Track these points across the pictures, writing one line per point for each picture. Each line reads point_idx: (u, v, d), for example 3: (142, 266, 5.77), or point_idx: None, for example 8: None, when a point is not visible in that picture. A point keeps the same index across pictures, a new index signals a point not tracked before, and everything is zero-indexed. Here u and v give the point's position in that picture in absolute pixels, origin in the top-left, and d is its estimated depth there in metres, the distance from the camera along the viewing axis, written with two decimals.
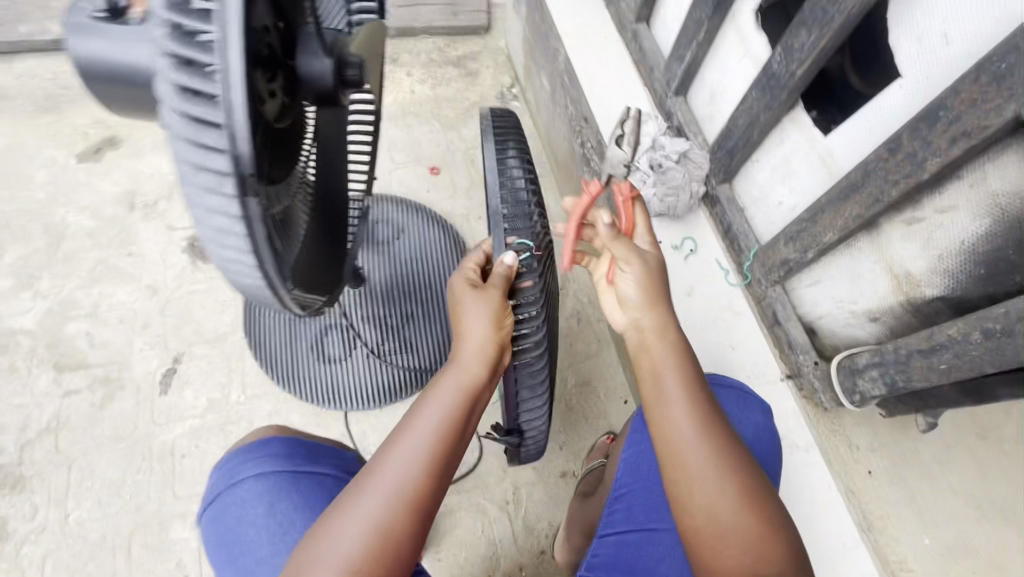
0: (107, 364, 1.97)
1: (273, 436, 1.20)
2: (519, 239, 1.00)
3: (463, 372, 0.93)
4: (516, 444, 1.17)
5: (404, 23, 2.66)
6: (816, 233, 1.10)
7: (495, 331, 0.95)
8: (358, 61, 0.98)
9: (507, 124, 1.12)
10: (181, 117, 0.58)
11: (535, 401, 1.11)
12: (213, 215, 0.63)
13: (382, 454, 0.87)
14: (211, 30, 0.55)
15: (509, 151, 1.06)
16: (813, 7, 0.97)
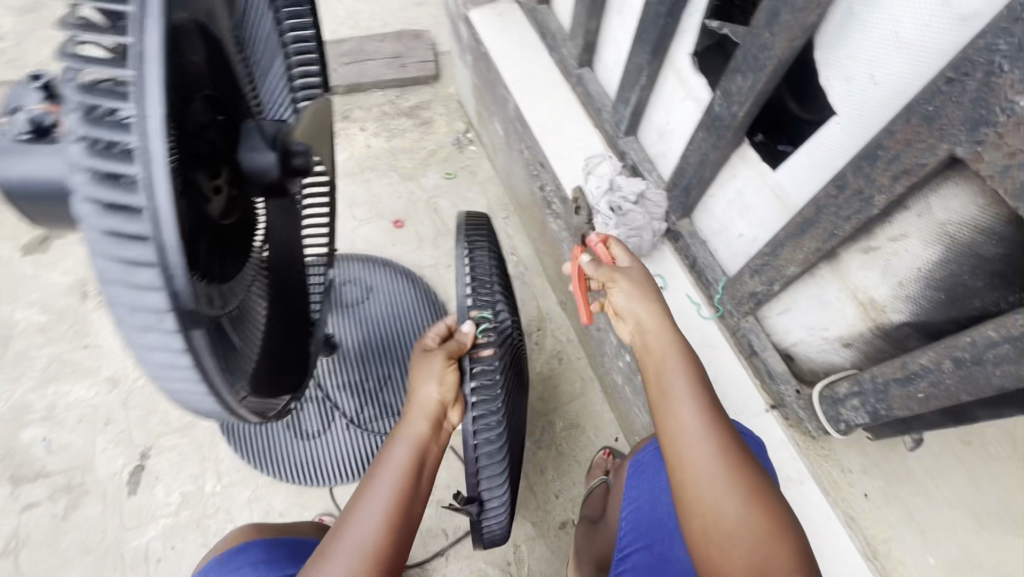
0: (69, 469, 1.86)
1: (250, 542, 1.22)
2: (480, 312, 1.18)
3: (409, 434, 1.07)
4: (475, 514, 1.14)
5: (353, 79, 2.67)
6: (779, 267, 1.11)
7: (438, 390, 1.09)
8: (304, 149, 0.96)
9: (478, 224, 1.35)
10: (106, 255, 0.52)
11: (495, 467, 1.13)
12: (146, 338, 0.58)
13: (345, 515, 0.99)
14: (133, 169, 0.50)
15: (478, 243, 1.28)
16: (744, 55, 0.99)
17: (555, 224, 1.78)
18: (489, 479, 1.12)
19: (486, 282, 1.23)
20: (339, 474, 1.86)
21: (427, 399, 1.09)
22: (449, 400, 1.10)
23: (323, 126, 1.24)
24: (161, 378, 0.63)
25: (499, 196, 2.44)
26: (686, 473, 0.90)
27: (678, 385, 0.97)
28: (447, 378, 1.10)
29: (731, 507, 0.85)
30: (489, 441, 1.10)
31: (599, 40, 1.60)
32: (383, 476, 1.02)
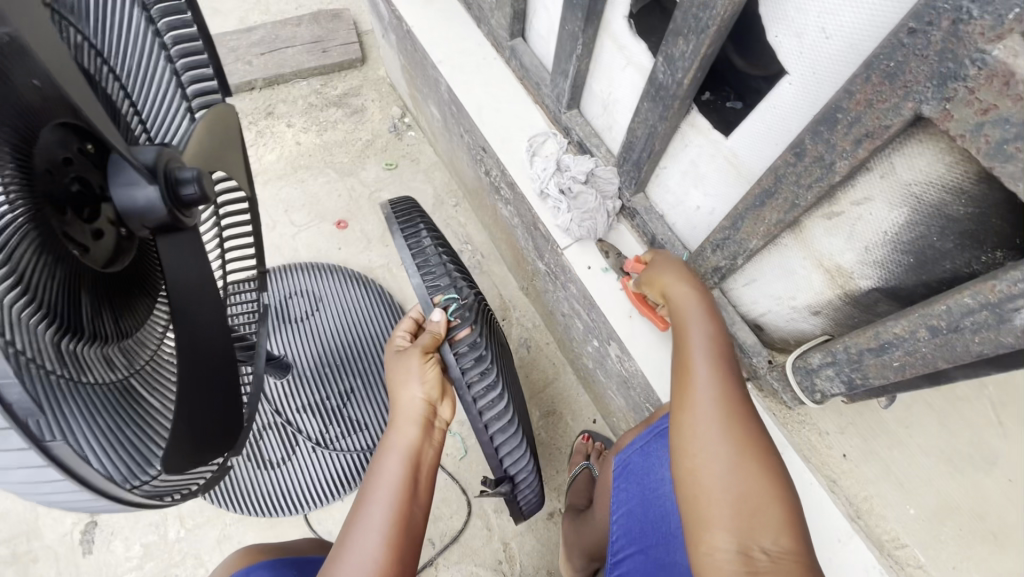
0: (11, 538, 1.69)
1: (255, 565, 1.11)
2: (445, 295, 1.07)
3: (403, 438, 1.01)
4: (510, 491, 1.18)
5: (271, 71, 2.44)
6: (741, 240, 1.05)
7: (423, 394, 1.03)
8: (195, 174, 0.82)
9: (407, 208, 1.23)
10: None
11: (513, 441, 1.14)
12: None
13: (349, 525, 0.96)
14: None
15: (420, 230, 1.16)
16: (684, 16, 0.90)
17: (506, 210, 1.68)
18: (511, 456, 1.15)
19: (435, 262, 1.11)
20: (310, 499, 1.75)
21: (412, 401, 1.03)
22: (436, 399, 1.05)
23: (228, 137, 1.09)
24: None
25: (445, 182, 2.31)
26: (693, 434, 0.92)
27: (695, 354, 0.99)
28: (428, 375, 1.04)
29: (729, 466, 0.88)
30: (500, 427, 1.10)
31: (529, 7, 1.47)
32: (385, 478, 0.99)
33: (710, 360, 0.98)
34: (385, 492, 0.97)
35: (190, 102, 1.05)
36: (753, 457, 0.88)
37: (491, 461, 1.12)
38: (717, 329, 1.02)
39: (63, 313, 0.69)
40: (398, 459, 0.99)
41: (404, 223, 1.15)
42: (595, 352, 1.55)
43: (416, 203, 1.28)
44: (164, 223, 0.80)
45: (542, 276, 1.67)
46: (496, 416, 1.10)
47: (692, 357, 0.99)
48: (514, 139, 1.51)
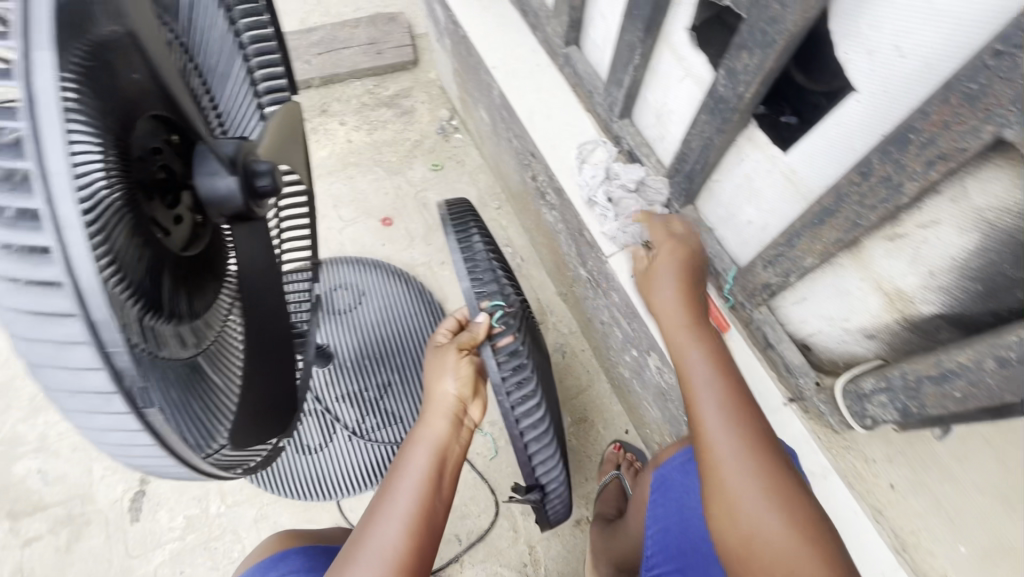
0: (68, 500, 1.80)
1: (290, 549, 1.13)
2: (491, 301, 1.09)
3: (430, 432, 1.02)
4: (539, 500, 1.19)
5: (328, 70, 2.53)
6: (795, 258, 1.04)
7: (457, 391, 1.05)
8: (268, 168, 0.87)
9: (461, 212, 1.26)
10: (30, 329, 0.46)
11: (546, 450, 1.15)
12: (92, 414, 0.52)
13: (372, 513, 0.96)
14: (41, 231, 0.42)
15: (472, 233, 1.19)
16: (751, 29, 0.90)
17: (551, 216, 1.70)
18: (544, 465, 1.16)
19: (485, 268, 1.13)
20: (344, 486, 1.81)
21: (445, 395, 1.05)
22: (467, 396, 1.07)
23: (293, 132, 1.15)
24: (119, 454, 0.57)
25: (489, 185, 2.34)
26: (718, 465, 0.89)
27: (705, 375, 0.96)
28: (462, 371, 1.06)
29: (757, 495, 0.85)
30: (538, 436, 1.12)
31: (586, 16, 1.48)
32: (410, 469, 0.98)
33: (718, 380, 0.95)
34: (411, 481, 0.97)
35: (260, 98, 1.12)
36: (777, 486, 0.85)
37: (524, 468, 1.14)
38: (716, 348, 1.00)
39: (145, 292, 0.72)
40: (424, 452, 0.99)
41: (456, 227, 1.18)
42: (633, 361, 1.54)
43: (471, 207, 1.31)
44: (239, 212, 0.84)
45: (583, 283, 1.68)
46: (533, 424, 1.11)
47: (699, 375, 0.97)
48: (564, 146, 1.52)
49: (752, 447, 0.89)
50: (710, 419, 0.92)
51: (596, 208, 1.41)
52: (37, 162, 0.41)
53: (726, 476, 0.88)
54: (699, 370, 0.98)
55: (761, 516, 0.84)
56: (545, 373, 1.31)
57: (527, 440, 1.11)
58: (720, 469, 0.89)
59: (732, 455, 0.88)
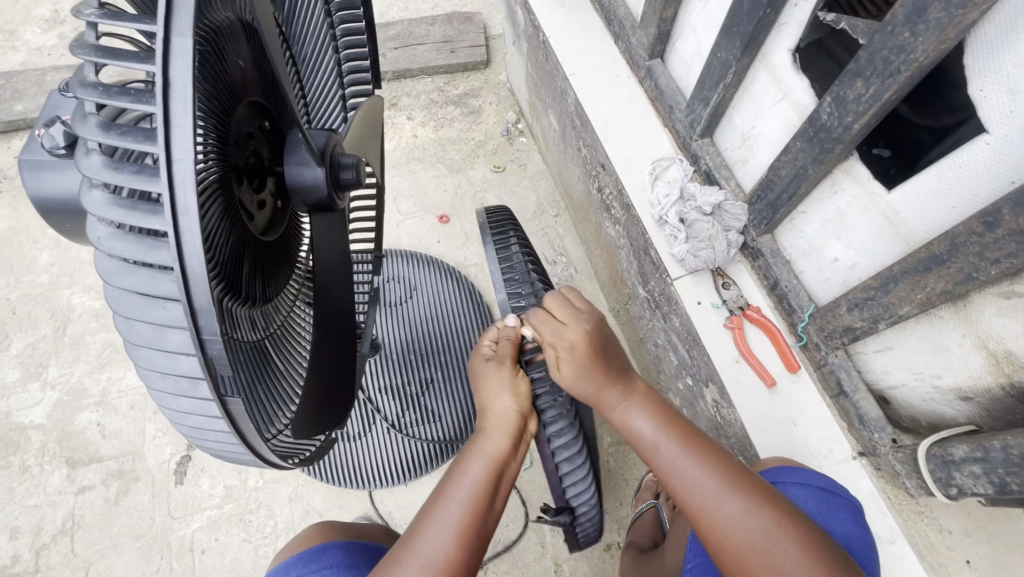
0: (121, 455, 1.89)
1: (330, 543, 1.12)
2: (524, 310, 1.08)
3: (490, 445, 0.98)
4: (569, 524, 1.12)
5: (401, 65, 2.57)
6: (888, 304, 0.96)
7: (515, 402, 1.01)
8: (353, 160, 0.88)
9: (501, 219, 1.20)
10: (134, 309, 0.47)
11: (580, 471, 1.09)
12: (179, 396, 0.53)
13: (423, 516, 0.93)
14: (160, 220, 0.44)
15: (511, 242, 1.13)
16: (871, 56, 0.85)
17: (613, 230, 1.65)
18: (575, 486, 1.09)
19: (522, 279, 1.09)
20: (378, 477, 1.82)
21: (504, 409, 1.00)
22: (526, 410, 1.02)
23: (374, 126, 1.16)
24: (196, 438, 0.58)
25: (549, 191, 2.32)
26: (703, 510, 0.92)
27: (654, 432, 1.00)
28: (519, 387, 1.03)
29: (754, 526, 0.88)
30: (569, 455, 1.08)
31: (675, 29, 1.44)
32: (466, 481, 0.96)
33: (669, 431, 1.00)
34: (467, 492, 0.94)
35: (343, 89, 1.15)
36: (770, 513, 0.89)
37: (554, 488, 1.09)
38: (654, 405, 1.04)
39: (228, 273, 0.74)
40: (481, 462, 0.97)
41: (494, 234, 1.13)
42: (687, 390, 1.48)
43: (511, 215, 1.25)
44: (320, 201, 0.84)
45: (640, 302, 1.63)
46: (564, 442, 1.08)
47: (662, 450, 0.98)
48: (636, 161, 1.48)
49: (728, 482, 0.93)
50: (676, 468, 0.96)
51: (666, 228, 1.36)
52: (164, 148, 0.43)
53: (714, 520, 0.91)
54: (647, 428, 1.01)
55: (771, 552, 0.86)
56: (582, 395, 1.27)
57: (557, 459, 1.08)
58: (703, 514, 0.92)
59: (710, 497, 0.92)
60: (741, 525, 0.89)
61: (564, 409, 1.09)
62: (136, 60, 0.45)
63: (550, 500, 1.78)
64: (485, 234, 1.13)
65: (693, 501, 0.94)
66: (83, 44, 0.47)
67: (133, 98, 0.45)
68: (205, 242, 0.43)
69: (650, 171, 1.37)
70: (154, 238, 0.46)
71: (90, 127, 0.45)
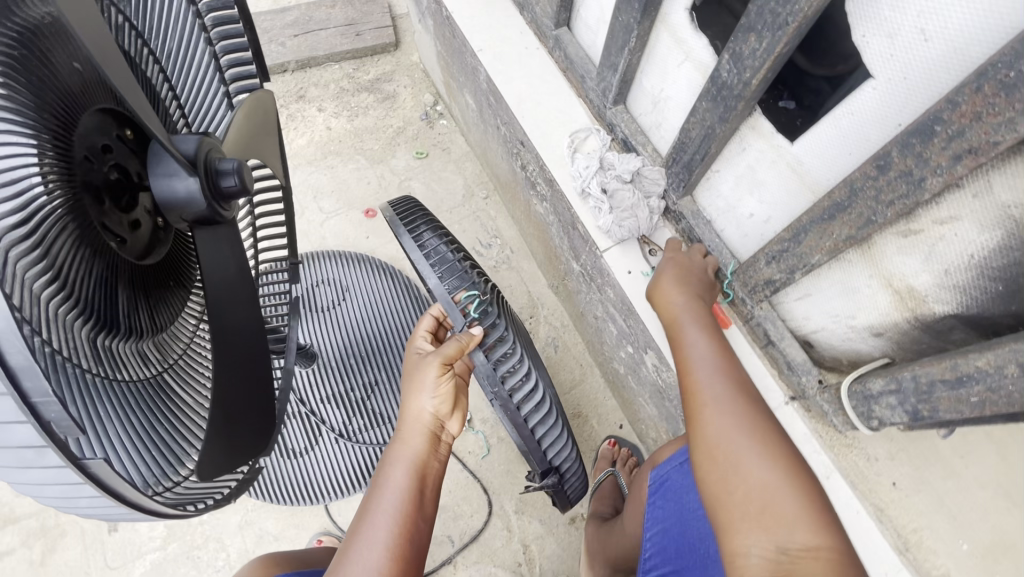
0: (40, 512, 1.72)
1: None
2: (466, 292, 1.03)
3: (408, 449, 0.96)
4: (556, 484, 1.16)
5: (305, 53, 2.41)
6: (801, 254, 0.99)
7: (436, 406, 0.97)
8: (235, 166, 0.79)
9: (408, 209, 1.16)
10: None
11: (555, 429, 1.14)
12: (25, 468, 0.51)
13: (352, 534, 0.90)
14: None
15: (423, 231, 1.09)
16: (760, 10, 0.85)
17: (542, 207, 1.62)
18: (553, 447, 1.14)
19: (452, 266, 1.05)
20: (332, 490, 1.75)
21: (421, 412, 0.97)
22: (448, 408, 0.99)
23: (268, 122, 1.07)
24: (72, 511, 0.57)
25: (476, 173, 2.26)
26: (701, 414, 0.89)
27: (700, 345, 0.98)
28: (443, 389, 0.97)
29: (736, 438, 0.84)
30: (546, 423, 1.11)
31: None
32: (391, 492, 0.92)
33: (711, 338, 0.99)
34: (393, 505, 0.91)
35: (226, 86, 1.03)
36: (760, 434, 0.84)
37: (534, 455, 1.11)
38: (715, 334, 1.00)
39: (100, 310, 0.66)
40: (403, 471, 0.94)
41: (406, 228, 1.08)
42: (629, 358, 1.49)
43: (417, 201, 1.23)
44: (203, 215, 0.76)
45: (576, 277, 1.62)
46: (534, 408, 1.09)
47: (688, 340, 0.99)
48: (554, 135, 1.44)
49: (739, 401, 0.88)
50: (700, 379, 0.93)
51: (590, 200, 1.34)
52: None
53: (705, 420, 0.88)
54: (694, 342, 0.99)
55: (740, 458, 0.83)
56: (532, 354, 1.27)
57: (532, 426, 1.09)
58: (699, 412, 0.90)
59: (710, 400, 0.89)
60: (724, 430, 0.86)
61: (529, 376, 1.09)
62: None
63: (513, 484, 1.78)
64: (395, 228, 1.08)
65: (696, 402, 0.91)
66: None
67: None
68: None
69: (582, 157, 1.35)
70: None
71: None
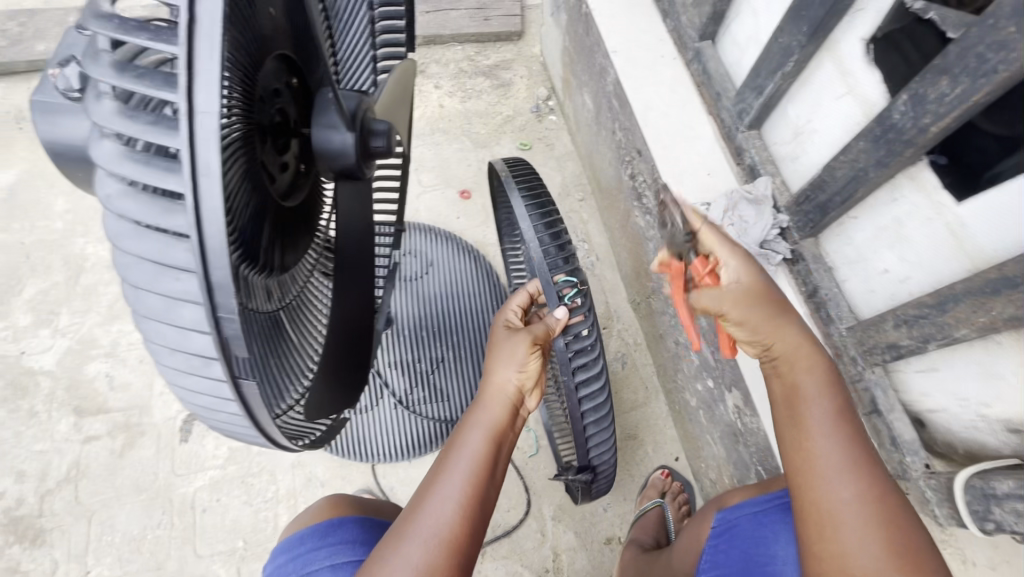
0: (128, 409, 1.88)
1: (347, 517, 1.12)
2: (564, 277, 1.06)
3: (488, 413, 0.93)
4: (589, 481, 1.24)
5: (432, 30, 2.47)
6: (944, 325, 0.91)
7: (521, 375, 0.96)
8: (384, 129, 0.85)
9: (524, 176, 1.22)
10: (141, 258, 0.50)
11: (602, 434, 1.19)
12: (190, 374, 0.56)
13: (424, 488, 0.87)
14: (180, 191, 0.46)
15: (531, 201, 1.14)
16: (962, 52, 0.79)
17: (643, 220, 1.58)
18: (597, 447, 1.20)
19: (557, 243, 1.08)
20: (383, 452, 1.80)
21: (506, 382, 0.95)
22: (532, 382, 0.98)
23: (406, 90, 1.10)
24: (207, 414, 0.62)
25: (576, 173, 2.24)
26: (818, 509, 0.77)
27: (821, 398, 0.82)
28: (530, 366, 0.97)
29: (855, 510, 0.75)
30: (598, 421, 1.16)
31: (731, 9, 1.35)
32: (465, 453, 0.88)
33: (828, 390, 0.83)
34: (466, 466, 0.87)
35: (375, 48, 1.05)
36: (887, 526, 0.74)
37: (579, 449, 1.18)
38: (831, 385, 0.84)
39: (253, 242, 0.69)
40: (479, 435, 0.90)
41: (520, 195, 1.14)
42: (706, 392, 1.44)
43: (531, 169, 1.28)
44: (349, 168, 0.80)
45: (665, 298, 1.56)
46: (593, 407, 1.15)
47: (804, 394, 0.83)
48: (675, 148, 1.39)
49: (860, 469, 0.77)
50: (820, 446, 0.80)
51: None
52: (188, 100, 0.44)
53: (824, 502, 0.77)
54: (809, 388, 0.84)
55: (861, 545, 0.73)
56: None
57: (586, 421, 1.14)
58: (819, 512, 0.77)
59: (836, 493, 0.76)
60: (847, 529, 0.74)
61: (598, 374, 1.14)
62: (160, 40, 0.46)
63: (557, 490, 1.75)
64: (512, 193, 1.14)
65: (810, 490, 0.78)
66: (100, 15, 0.49)
67: (150, 36, 0.46)
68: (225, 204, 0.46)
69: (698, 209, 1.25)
70: (168, 198, 0.49)
71: (105, 69, 0.46)
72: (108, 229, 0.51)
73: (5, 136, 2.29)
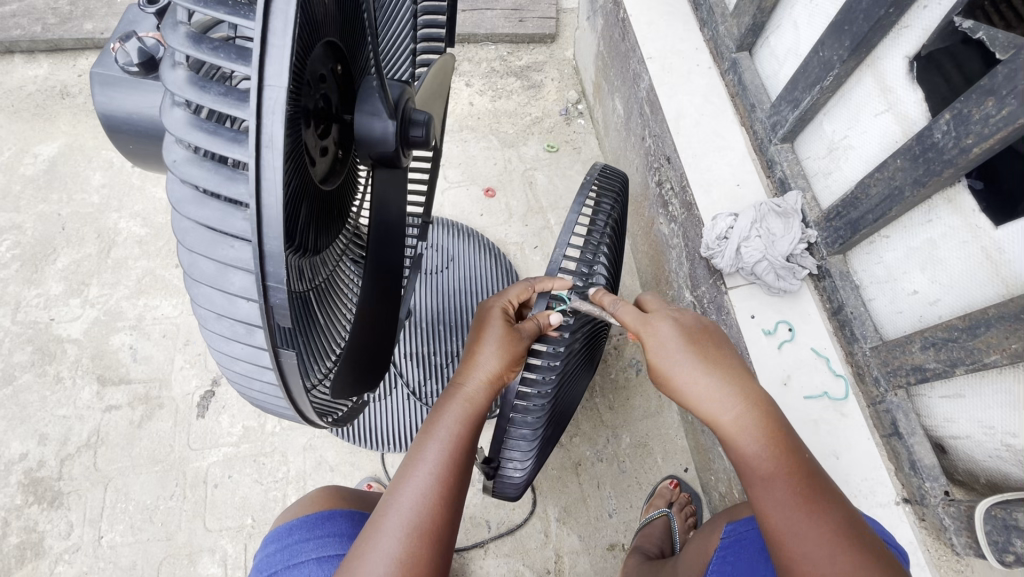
0: (149, 381, 1.93)
1: (337, 511, 1.13)
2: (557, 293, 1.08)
3: (466, 400, 0.94)
4: (487, 473, 1.14)
5: (466, 29, 2.50)
6: (974, 350, 0.90)
7: (506, 364, 0.96)
8: (424, 120, 0.87)
9: (609, 183, 1.26)
10: (198, 224, 0.53)
11: (525, 431, 1.11)
12: (232, 340, 0.59)
13: (398, 476, 0.88)
14: (243, 159, 0.48)
15: (602, 208, 1.23)
16: (1011, 74, 0.79)
17: (667, 228, 1.58)
18: (513, 440, 1.12)
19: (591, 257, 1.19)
20: (393, 442, 1.81)
21: (479, 367, 0.95)
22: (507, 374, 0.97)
23: (442, 85, 1.11)
24: (243, 380, 0.64)
25: None
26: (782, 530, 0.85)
27: (758, 431, 0.91)
28: (506, 349, 0.97)
29: (812, 529, 0.83)
30: (527, 417, 1.10)
31: (772, 21, 1.35)
32: (437, 442, 0.90)
33: (761, 411, 0.93)
34: (440, 454, 0.89)
35: (414, 44, 1.05)
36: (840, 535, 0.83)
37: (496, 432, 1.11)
38: (764, 404, 0.94)
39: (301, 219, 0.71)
40: (453, 422, 0.92)
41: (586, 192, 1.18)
42: None
43: (625, 182, 1.32)
44: (386, 154, 0.83)
45: (682, 307, 1.55)
46: (527, 403, 1.09)
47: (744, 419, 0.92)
48: (706, 158, 1.37)
49: (814, 498, 0.86)
50: (775, 478, 0.88)
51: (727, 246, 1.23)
52: (259, 72, 0.46)
53: (784, 525, 0.85)
54: (751, 426, 0.92)
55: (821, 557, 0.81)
56: (560, 413, 1.28)
57: (513, 409, 1.10)
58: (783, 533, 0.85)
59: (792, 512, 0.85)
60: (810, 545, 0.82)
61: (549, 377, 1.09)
62: (235, 15, 0.48)
63: (563, 492, 1.75)
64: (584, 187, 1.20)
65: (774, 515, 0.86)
66: None
67: (232, 11, 0.48)
68: (285, 175, 0.48)
69: (727, 217, 1.24)
70: (230, 168, 0.51)
71: (182, 39, 0.49)
72: (172, 195, 0.53)
73: (49, 110, 2.37)
